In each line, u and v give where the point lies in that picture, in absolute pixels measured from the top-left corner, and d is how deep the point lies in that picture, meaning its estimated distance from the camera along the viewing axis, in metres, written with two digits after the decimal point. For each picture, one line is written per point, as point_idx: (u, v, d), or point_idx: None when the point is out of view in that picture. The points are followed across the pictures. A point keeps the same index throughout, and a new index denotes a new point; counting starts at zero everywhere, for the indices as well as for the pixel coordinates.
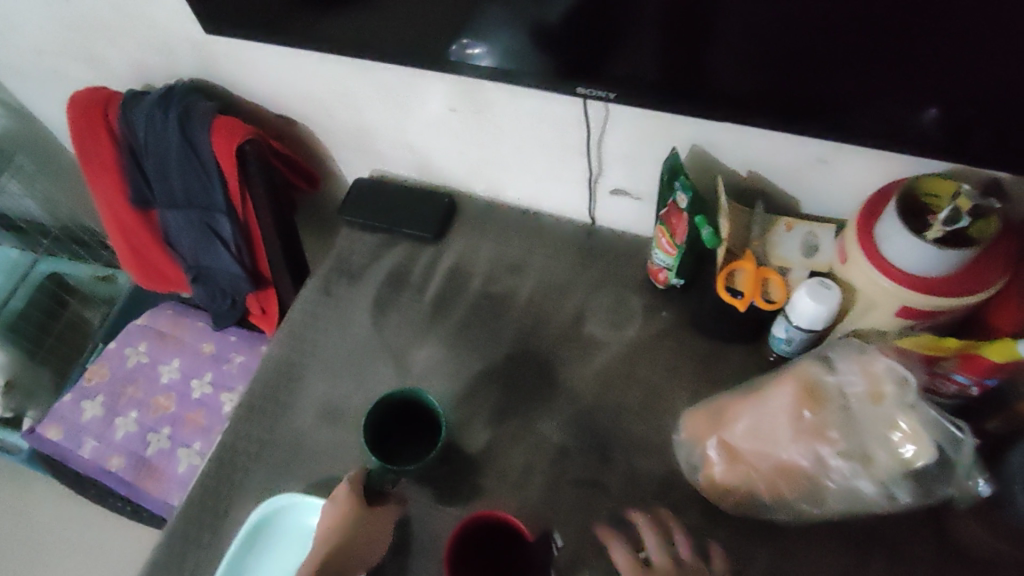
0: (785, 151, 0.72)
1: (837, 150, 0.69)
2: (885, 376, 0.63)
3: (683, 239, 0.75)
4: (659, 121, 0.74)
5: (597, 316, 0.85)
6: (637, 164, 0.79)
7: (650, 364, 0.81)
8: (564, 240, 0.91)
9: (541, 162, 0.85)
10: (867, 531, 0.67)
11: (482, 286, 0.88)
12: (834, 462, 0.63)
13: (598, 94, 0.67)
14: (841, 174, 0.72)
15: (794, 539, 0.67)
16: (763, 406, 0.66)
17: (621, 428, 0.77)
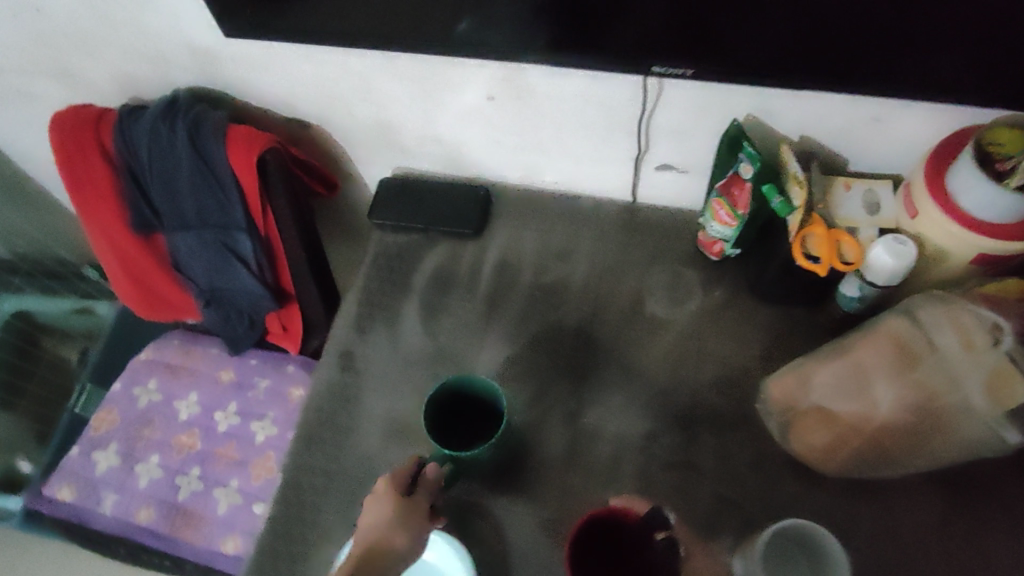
0: (841, 113, 0.69)
1: (897, 108, 0.67)
2: (979, 325, 0.62)
3: (747, 209, 0.74)
4: (714, 92, 0.71)
5: (655, 294, 0.84)
6: (687, 138, 0.77)
7: (717, 338, 0.80)
8: (605, 221, 0.89)
9: (582, 144, 0.82)
10: (958, 476, 0.70)
11: (531, 276, 0.86)
12: (936, 412, 0.63)
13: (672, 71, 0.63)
14: (898, 130, 0.69)
15: (892, 494, 0.70)
16: (854, 367, 0.67)
17: (702, 405, 0.76)
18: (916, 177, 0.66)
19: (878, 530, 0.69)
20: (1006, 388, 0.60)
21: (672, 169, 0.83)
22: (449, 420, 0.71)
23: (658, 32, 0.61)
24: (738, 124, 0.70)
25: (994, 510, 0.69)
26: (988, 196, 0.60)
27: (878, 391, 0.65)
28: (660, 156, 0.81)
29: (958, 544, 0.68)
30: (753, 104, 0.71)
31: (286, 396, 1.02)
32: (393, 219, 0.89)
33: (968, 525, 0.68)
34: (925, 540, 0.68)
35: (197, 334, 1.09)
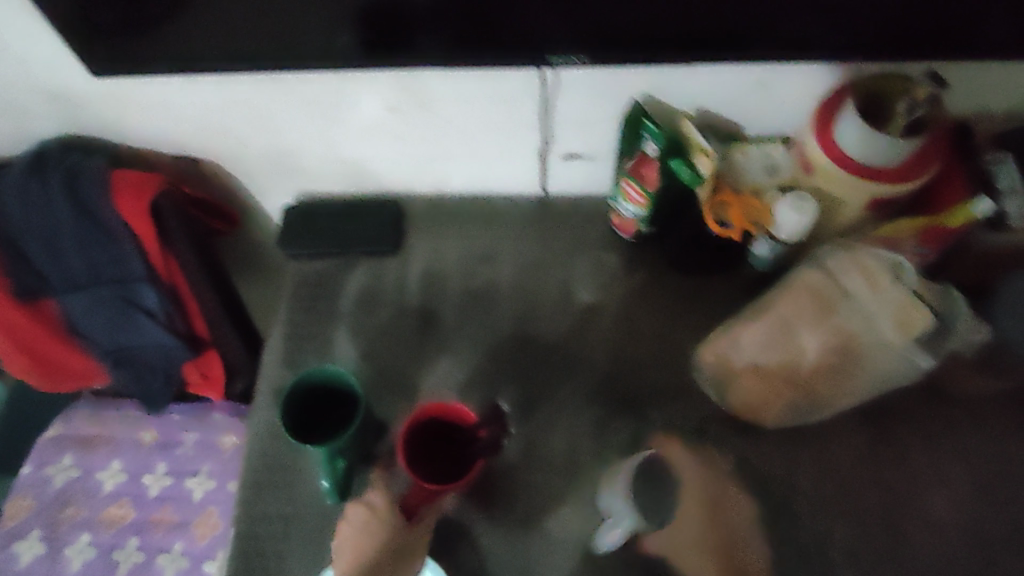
0: (727, 81, 0.73)
1: (775, 70, 0.71)
2: (882, 264, 0.69)
3: (656, 187, 0.76)
4: (609, 79, 0.72)
5: (582, 282, 0.85)
6: (588, 126, 0.79)
7: (648, 315, 0.83)
8: (523, 217, 0.90)
9: (489, 145, 0.82)
10: (882, 406, 0.76)
11: (458, 285, 0.85)
12: (854, 350, 0.70)
13: (571, 60, 0.64)
14: (781, 91, 0.74)
15: (823, 435, 0.75)
16: (780, 321, 0.73)
17: (645, 382, 0.78)
18: (806, 138, 0.70)
19: (816, 468, 0.73)
20: (913, 319, 0.67)
21: (581, 158, 0.84)
22: (320, 411, 0.72)
23: (550, 26, 0.61)
24: (638, 103, 0.72)
25: (912, 429, 0.75)
26: (877, 144, 0.65)
27: (805, 341, 0.71)
28: (566, 147, 0.82)
29: (888, 465, 0.73)
30: (648, 83, 0.73)
31: (219, 447, 0.97)
32: (308, 246, 0.86)
33: (894, 447, 0.74)
34: (859, 468, 0.73)
35: (108, 399, 1.02)
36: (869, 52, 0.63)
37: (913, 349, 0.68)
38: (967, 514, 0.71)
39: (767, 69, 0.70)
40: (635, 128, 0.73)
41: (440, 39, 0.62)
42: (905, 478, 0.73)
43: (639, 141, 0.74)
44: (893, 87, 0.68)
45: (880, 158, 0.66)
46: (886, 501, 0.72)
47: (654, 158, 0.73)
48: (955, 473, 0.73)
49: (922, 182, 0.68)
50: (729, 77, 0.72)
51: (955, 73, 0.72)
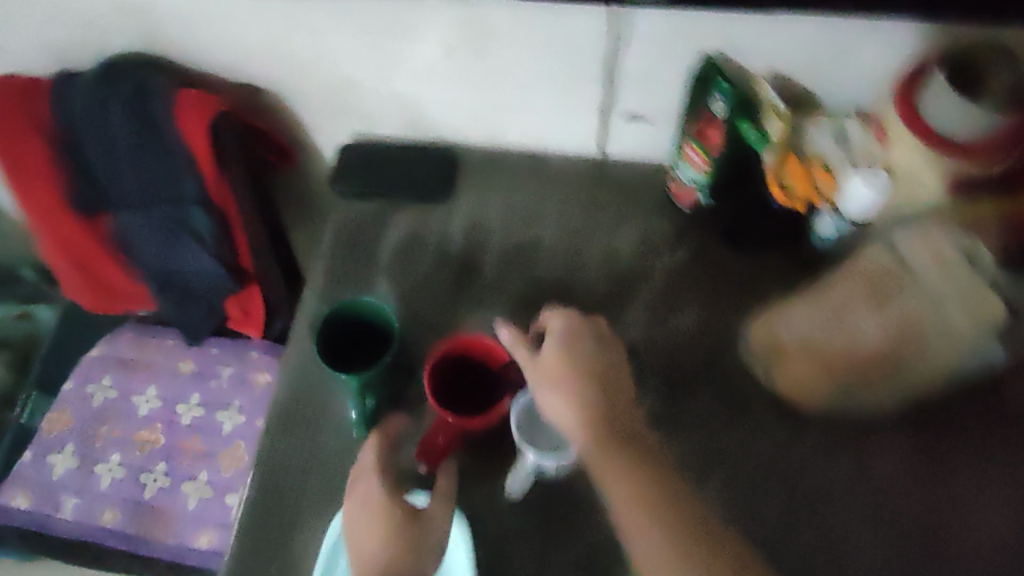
0: (809, 44, 0.68)
1: (863, 34, 0.66)
2: (957, 249, 0.63)
3: (720, 151, 0.73)
4: (681, 31, 0.69)
5: (630, 248, 0.82)
6: (655, 83, 0.76)
7: (696, 288, 0.79)
8: (575, 179, 0.87)
9: (547, 98, 0.80)
10: (938, 408, 0.72)
11: (502, 239, 0.83)
12: (918, 339, 0.65)
13: (643, 2, 0.60)
14: (866, 60, 0.69)
15: (869, 434, 0.71)
16: (837, 303, 0.69)
17: (686, 354, 0.75)
18: (885, 110, 0.66)
19: (861, 466, 0.70)
20: (986, 311, 0.62)
21: (640, 119, 0.81)
22: (352, 346, 0.71)
23: None
24: (710, 60, 0.69)
25: (968, 434, 0.70)
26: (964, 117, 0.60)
27: (863, 324, 0.67)
28: (627, 106, 0.79)
29: (937, 469, 0.69)
30: (722, 38, 0.69)
31: (251, 382, 0.98)
32: (355, 186, 0.85)
33: (946, 451, 0.70)
34: (907, 470, 0.69)
35: (151, 326, 1.03)
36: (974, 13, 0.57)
37: (983, 340, 0.64)
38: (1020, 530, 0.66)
39: (851, 30, 0.66)
40: (706, 84, 0.70)
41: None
42: (957, 484, 0.68)
43: (707, 99, 0.71)
44: (992, 55, 0.62)
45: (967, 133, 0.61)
46: (932, 507, 0.67)
47: (721, 117, 0.70)
48: (1011, 484, 0.68)
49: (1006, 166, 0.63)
50: (810, 39, 0.68)
51: None
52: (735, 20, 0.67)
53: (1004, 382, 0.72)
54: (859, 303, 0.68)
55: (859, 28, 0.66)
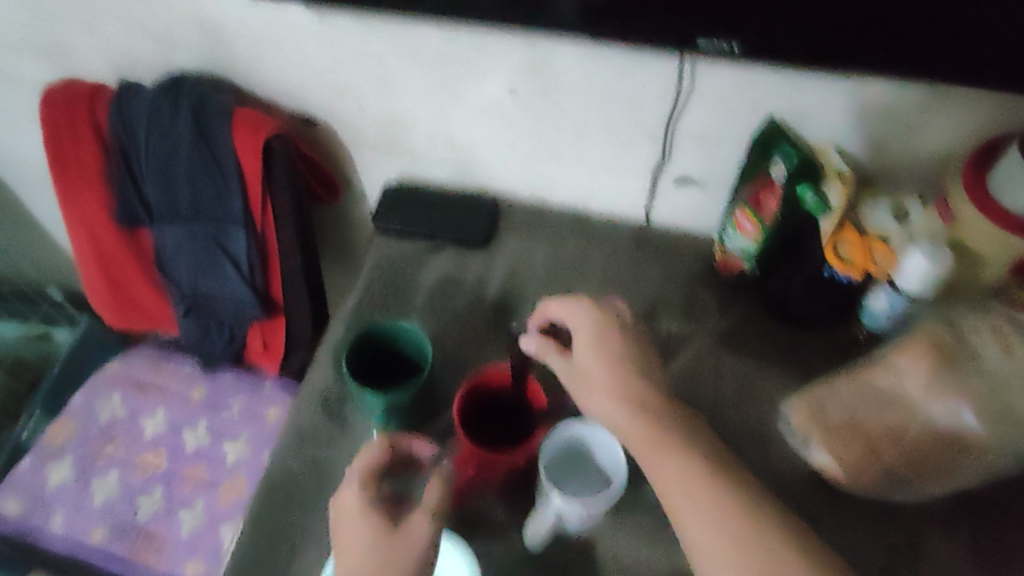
0: (870, 115, 0.69)
1: (924, 110, 0.68)
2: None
3: (772, 218, 0.72)
4: (745, 92, 0.70)
5: (672, 309, 0.80)
6: (713, 145, 0.76)
7: (739, 355, 0.76)
8: (619, 237, 0.86)
9: (600, 151, 0.80)
10: (992, 506, 0.66)
11: (541, 290, 0.81)
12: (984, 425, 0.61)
13: (716, 48, 0.60)
14: (926, 137, 0.70)
15: (919, 525, 0.65)
16: (892, 377, 0.65)
17: (727, 422, 0.71)
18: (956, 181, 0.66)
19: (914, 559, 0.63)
20: None
21: (691, 183, 0.81)
22: (380, 369, 0.69)
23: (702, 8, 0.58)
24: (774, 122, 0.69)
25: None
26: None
27: (918, 403, 0.63)
28: (680, 167, 0.79)
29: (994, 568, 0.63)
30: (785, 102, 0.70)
31: (263, 418, 0.94)
32: (398, 223, 0.85)
33: (1000, 548, 0.64)
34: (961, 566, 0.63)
35: (170, 350, 1.01)
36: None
37: None
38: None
39: (914, 104, 0.67)
40: (766, 146, 0.70)
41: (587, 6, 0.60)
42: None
43: (767, 161, 0.71)
44: None
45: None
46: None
47: (778, 183, 0.70)
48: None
49: None
50: (872, 110, 0.69)
51: None
52: (801, 83, 0.68)
53: None
54: (919, 376, 0.63)
55: (922, 102, 0.67)
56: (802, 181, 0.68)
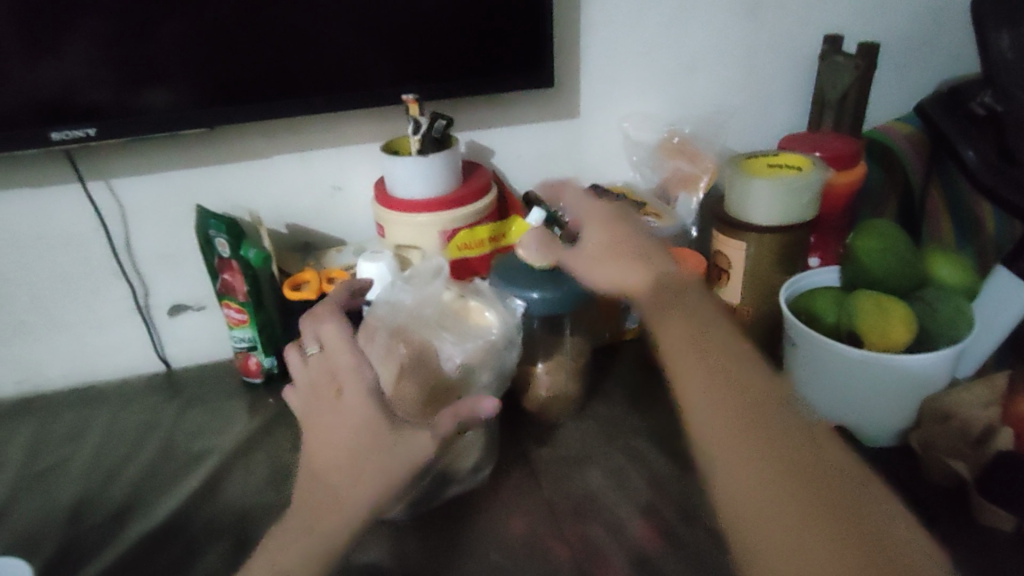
0: (295, 190, 0.71)
1: (333, 166, 0.71)
2: (496, 321, 0.56)
3: (246, 293, 0.68)
4: (167, 194, 0.68)
5: (189, 435, 0.68)
6: (181, 263, 0.72)
7: (272, 445, 0.66)
8: (129, 395, 0.74)
9: (67, 307, 0.71)
10: (560, 466, 0.60)
11: (7, 483, 0.63)
12: (485, 379, 0.55)
13: (74, 136, 0.59)
14: (357, 192, 0.73)
15: (477, 518, 0.55)
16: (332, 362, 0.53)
17: (265, 522, 0.57)
18: (375, 204, 0.68)
19: (484, 566, 0.51)
20: (493, 344, 0.55)
21: (186, 308, 0.74)
22: None
23: (42, 98, 0.58)
24: (204, 208, 0.67)
25: (597, 469, 0.59)
26: (421, 173, 0.64)
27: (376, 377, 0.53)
28: (165, 294, 0.73)
29: (575, 517, 0.55)
30: (216, 193, 0.69)
31: None
32: None
33: (576, 499, 0.56)
34: (536, 533, 0.53)
35: None
36: (364, 97, 0.65)
37: (498, 348, 0.56)
38: (666, 538, 0.52)
39: (323, 166, 0.71)
40: (203, 232, 0.67)
41: (78, 104, 0.59)
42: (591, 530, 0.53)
43: (213, 250, 0.67)
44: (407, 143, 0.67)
45: (428, 187, 0.65)
46: (585, 567, 0.50)
47: (230, 258, 0.67)
48: (655, 497, 0.56)
49: (479, 210, 0.66)
50: (293, 180, 0.71)
51: (524, 149, 0.75)
52: (214, 169, 0.68)
53: (636, 421, 0.64)
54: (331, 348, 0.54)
55: (323, 160, 0.71)
56: (240, 243, 0.66)
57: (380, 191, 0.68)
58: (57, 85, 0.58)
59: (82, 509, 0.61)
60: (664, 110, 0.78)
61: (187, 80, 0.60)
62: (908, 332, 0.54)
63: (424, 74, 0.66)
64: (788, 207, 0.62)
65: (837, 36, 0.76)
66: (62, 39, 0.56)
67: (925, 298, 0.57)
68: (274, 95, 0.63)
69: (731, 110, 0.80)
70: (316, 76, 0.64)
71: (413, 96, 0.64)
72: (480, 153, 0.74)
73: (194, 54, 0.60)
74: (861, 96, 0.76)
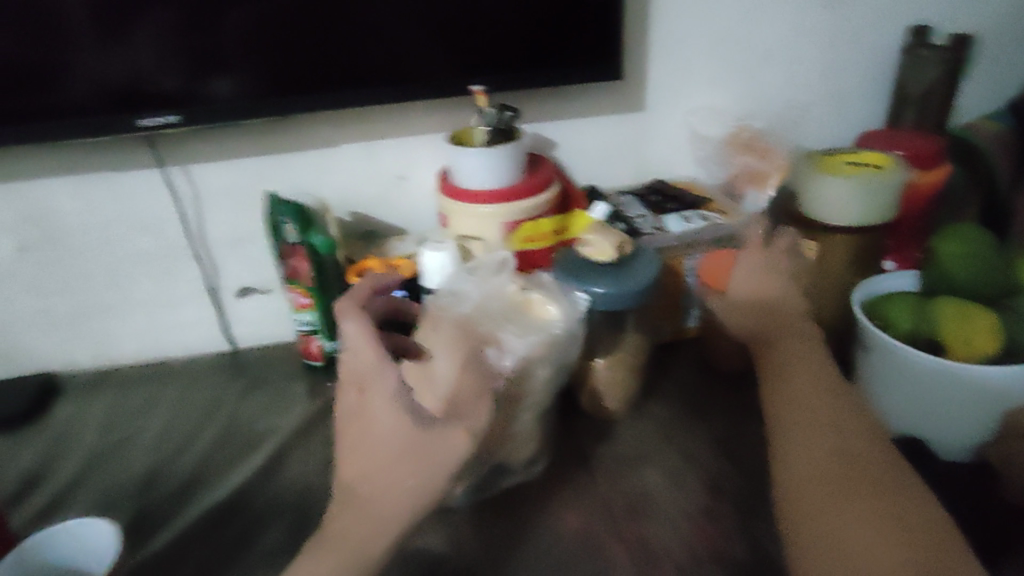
0: (361, 178, 0.72)
1: (399, 156, 0.72)
2: (558, 317, 0.55)
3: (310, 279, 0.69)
4: (239, 180, 0.70)
5: (253, 414, 0.70)
6: (250, 247, 0.74)
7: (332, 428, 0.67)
8: (197, 373, 0.77)
9: (142, 286, 0.74)
10: (618, 465, 0.59)
11: (85, 451, 0.66)
12: (543, 374, 0.54)
13: (159, 123, 0.62)
14: (421, 182, 0.74)
15: (533, 512, 0.55)
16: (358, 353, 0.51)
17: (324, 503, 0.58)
18: (438, 194, 0.69)
19: (539, 560, 0.51)
20: (555, 341, 0.54)
21: (253, 291, 0.76)
22: None
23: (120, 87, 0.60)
24: (273, 196, 0.69)
25: (655, 468, 0.58)
26: (485, 165, 0.64)
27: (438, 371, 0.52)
28: (233, 277, 0.75)
29: (632, 516, 0.54)
30: (285, 179, 0.71)
31: None
32: None
33: (632, 498, 0.56)
34: (592, 530, 0.53)
35: None
36: (431, 87, 0.66)
37: (560, 344, 0.55)
38: (726, 544, 0.51)
39: (389, 156, 0.72)
40: (272, 218, 0.68)
41: (164, 93, 0.61)
42: (649, 528, 0.53)
43: (280, 235, 0.69)
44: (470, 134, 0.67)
45: (492, 179, 0.65)
46: (642, 567, 0.50)
47: (296, 244, 0.68)
48: (714, 500, 0.55)
49: (542, 202, 0.66)
50: (360, 169, 0.72)
51: (589, 143, 0.75)
52: (284, 156, 0.70)
53: (696, 421, 0.63)
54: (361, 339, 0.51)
55: (390, 151, 0.72)
56: (307, 229, 0.68)
57: (443, 181, 0.68)
58: (126, 74, 0.60)
59: (153, 480, 0.63)
60: (734, 104, 0.76)
61: (249, 69, 0.62)
62: (995, 342, 0.52)
63: (492, 64, 0.66)
64: (865, 207, 0.60)
65: (924, 29, 0.72)
66: (129, 30, 0.58)
67: (1013, 305, 0.54)
68: (341, 86, 0.64)
69: (804, 105, 0.77)
70: (381, 66, 0.64)
71: (481, 88, 0.65)
72: (544, 146, 0.74)
73: (257, 45, 0.61)
74: (946, 92, 0.73)
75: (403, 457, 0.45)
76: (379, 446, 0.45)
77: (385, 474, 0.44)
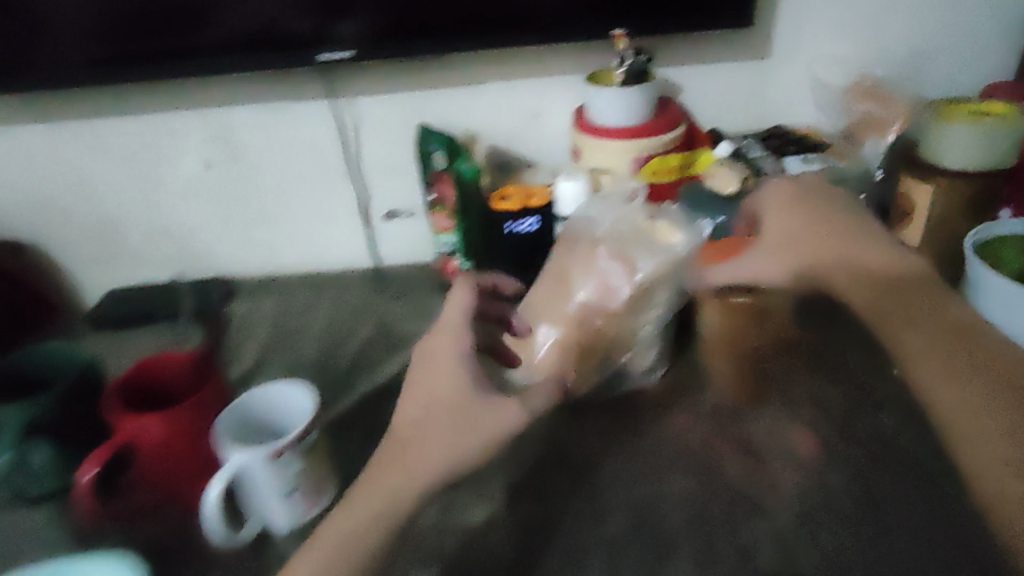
0: (502, 114, 0.80)
1: (537, 95, 0.79)
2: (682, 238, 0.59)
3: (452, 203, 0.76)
4: (395, 112, 0.79)
5: (398, 319, 0.81)
6: (399, 173, 0.83)
7: None
8: (347, 283, 0.88)
9: (306, 203, 0.85)
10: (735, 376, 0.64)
11: (263, 339, 0.79)
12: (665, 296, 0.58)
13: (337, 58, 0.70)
14: (554, 120, 0.81)
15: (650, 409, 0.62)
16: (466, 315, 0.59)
17: None
18: (572, 130, 0.76)
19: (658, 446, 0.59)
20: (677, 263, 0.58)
21: (398, 214, 0.86)
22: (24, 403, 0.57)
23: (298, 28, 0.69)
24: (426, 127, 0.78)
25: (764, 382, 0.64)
26: (619, 102, 0.70)
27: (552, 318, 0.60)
28: (382, 200, 0.85)
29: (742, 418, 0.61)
30: (435, 113, 0.79)
31: None
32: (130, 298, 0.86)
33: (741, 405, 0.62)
34: (704, 429, 0.59)
35: None
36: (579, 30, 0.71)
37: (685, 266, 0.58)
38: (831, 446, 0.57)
39: (528, 95, 0.79)
40: (423, 146, 0.78)
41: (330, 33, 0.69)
42: (753, 429, 0.59)
43: (428, 162, 0.78)
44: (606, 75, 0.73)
45: (625, 116, 0.71)
46: (748, 457, 0.57)
47: (443, 169, 0.77)
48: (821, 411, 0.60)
49: (669, 141, 0.72)
50: (501, 106, 0.80)
51: (715, 87, 0.79)
52: (436, 92, 0.78)
53: None
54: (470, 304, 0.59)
55: (530, 90, 0.79)
56: (454, 158, 0.77)
57: (578, 119, 0.75)
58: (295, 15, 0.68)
59: (321, 365, 0.74)
60: (860, 54, 0.78)
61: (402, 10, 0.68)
62: None
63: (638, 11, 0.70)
64: (985, 154, 0.64)
65: None
66: None
67: None
68: (494, 27, 0.70)
69: (930, 58, 0.79)
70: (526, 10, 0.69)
71: (622, 31, 0.70)
72: (670, 90, 0.79)
73: None
74: None
75: (458, 411, 0.52)
76: (443, 405, 0.53)
77: (429, 426, 0.52)
